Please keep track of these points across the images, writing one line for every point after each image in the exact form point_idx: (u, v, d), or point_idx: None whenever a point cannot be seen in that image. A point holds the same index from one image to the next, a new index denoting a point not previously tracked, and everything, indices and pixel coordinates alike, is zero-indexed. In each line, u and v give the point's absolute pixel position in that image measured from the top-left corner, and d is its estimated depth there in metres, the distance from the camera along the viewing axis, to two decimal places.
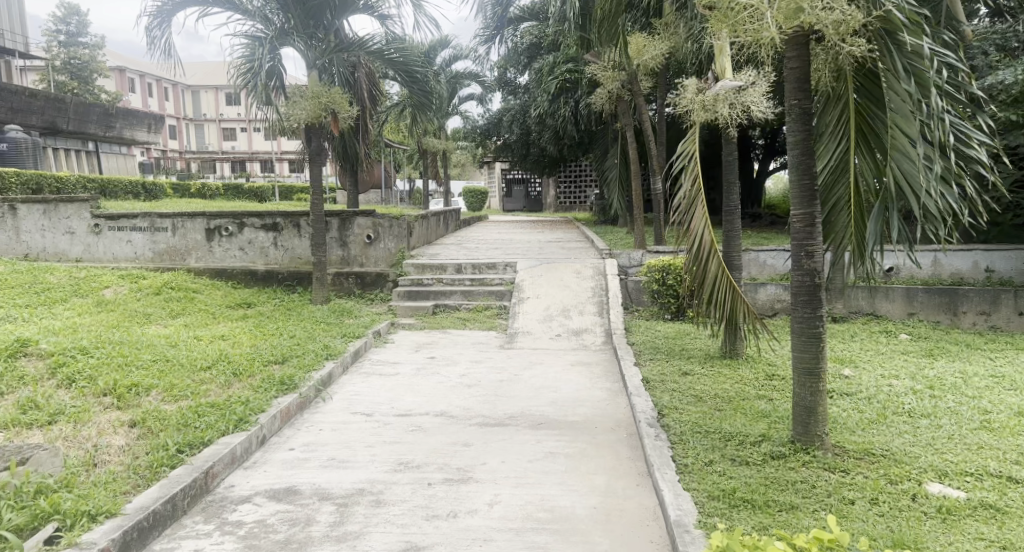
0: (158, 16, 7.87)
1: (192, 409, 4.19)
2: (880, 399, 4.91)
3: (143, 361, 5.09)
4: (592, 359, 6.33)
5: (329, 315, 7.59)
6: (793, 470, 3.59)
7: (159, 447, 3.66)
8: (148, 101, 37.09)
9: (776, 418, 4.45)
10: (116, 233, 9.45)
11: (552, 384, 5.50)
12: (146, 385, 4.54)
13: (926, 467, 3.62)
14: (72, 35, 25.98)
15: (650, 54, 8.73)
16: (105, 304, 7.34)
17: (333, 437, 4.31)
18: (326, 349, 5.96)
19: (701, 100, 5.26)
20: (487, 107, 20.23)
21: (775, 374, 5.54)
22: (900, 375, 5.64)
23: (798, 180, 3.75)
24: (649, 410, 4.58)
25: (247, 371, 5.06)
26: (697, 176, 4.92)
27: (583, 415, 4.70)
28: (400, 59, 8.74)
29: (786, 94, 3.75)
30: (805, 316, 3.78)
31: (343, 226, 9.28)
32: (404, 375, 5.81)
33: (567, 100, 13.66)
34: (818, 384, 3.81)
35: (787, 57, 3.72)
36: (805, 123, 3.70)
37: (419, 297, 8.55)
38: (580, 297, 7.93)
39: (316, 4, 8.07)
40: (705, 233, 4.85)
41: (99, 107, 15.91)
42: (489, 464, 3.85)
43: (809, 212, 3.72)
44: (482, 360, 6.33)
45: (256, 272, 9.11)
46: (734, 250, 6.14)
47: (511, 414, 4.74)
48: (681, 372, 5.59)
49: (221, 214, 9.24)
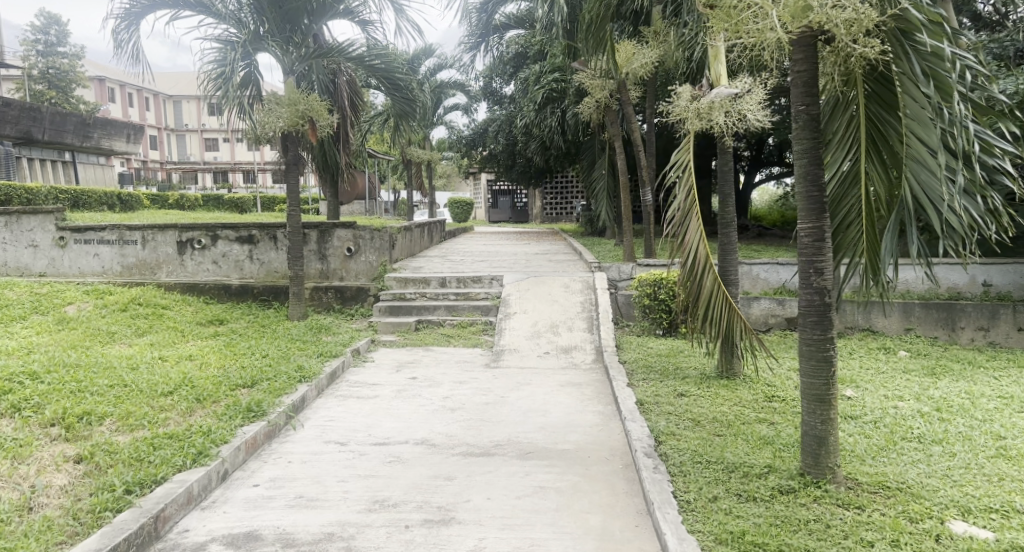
0: (126, 18, 7.52)
1: (146, 441, 3.85)
2: (887, 423, 4.63)
3: (99, 386, 4.72)
4: (583, 379, 6.01)
5: (305, 332, 7.22)
6: (804, 507, 3.29)
7: (104, 488, 3.32)
8: (128, 111, 36.49)
9: (781, 446, 4.16)
10: (82, 247, 9.04)
11: (541, 408, 5.16)
12: (99, 413, 4.19)
13: (947, 503, 3.32)
14: (52, 44, 25.46)
15: (639, 62, 8.47)
16: (68, 321, 6.94)
17: (302, 470, 3.96)
18: (300, 371, 5.59)
19: (696, 108, 5.01)
20: (473, 117, 19.97)
21: (775, 396, 5.25)
22: (904, 395, 5.36)
23: (806, 192, 3.47)
24: (645, 437, 4.26)
25: (211, 397, 4.70)
26: (692, 187, 4.66)
27: (575, 443, 4.38)
28: (381, 65, 8.45)
29: (792, 99, 3.47)
30: (814, 338, 3.49)
31: (322, 239, 8.93)
32: (383, 397, 5.46)
33: (553, 110, 13.05)
34: (828, 412, 3.52)
35: (794, 59, 3.44)
36: (814, 130, 3.42)
37: (401, 313, 8.21)
38: (569, 312, 7.62)
39: (292, 8, 7.77)
40: (700, 246, 4.58)
41: (75, 116, 15.45)
42: (473, 502, 3.52)
43: (819, 227, 3.44)
44: (466, 381, 5.99)
45: (230, 286, 8.73)
46: (732, 264, 5.83)
47: (497, 442, 4.40)
48: (676, 394, 5.30)
49: (194, 226, 8.85)
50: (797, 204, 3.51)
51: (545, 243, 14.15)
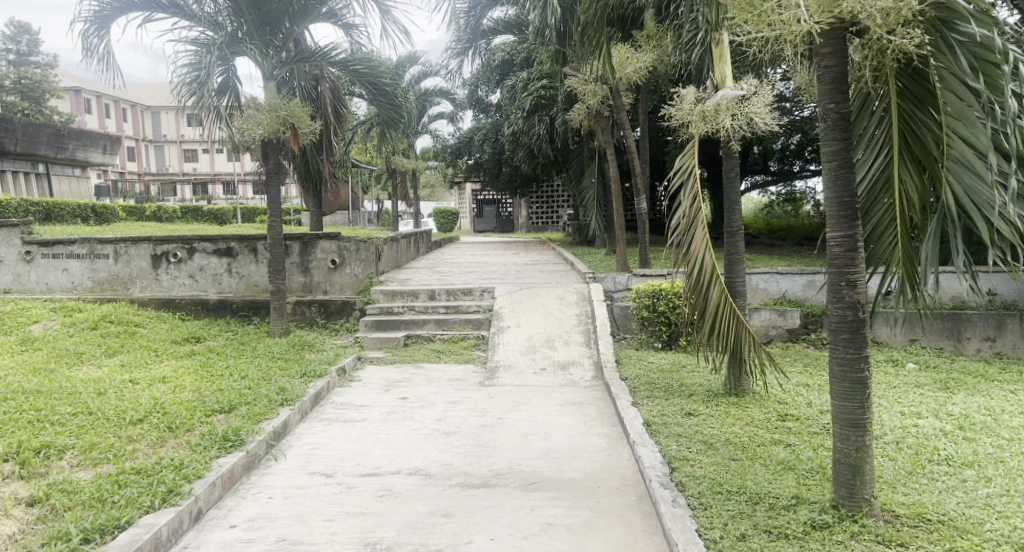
0: (95, 21, 7.13)
1: (110, 479, 3.48)
2: (909, 444, 4.35)
3: (60, 415, 4.34)
4: (583, 398, 5.68)
5: (287, 349, 6.84)
6: (842, 546, 2.99)
7: (58, 537, 2.94)
8: (104, 122, 35.80)
9: (805, 472, 3.85)
10: (50, 261, 8.59)
11: (541, 430, 4.82)
12: (58, 446, 3.83)
13: (997, 538, 3.03)
14: (23, 54, 24.86)
15: (633, 67, 8.24)
16: (32, 342, 6.53)
17: (285, 508, 3.60)
18: (281, 393, 5.20)
19: (700, 111, 4.80)
20: (458, 125, 19.66)
21: (788, 414, 4.95)
22: (922, 412, 5.08)
23: (835, 198, 3.18)
24: (657, 464, 3.94)
25: (184, 425, 4.31)
26: (698, 193, 4.41)
27: (582, 471, 4.05)
28: (365, 71, 8.11)
29: (819, 97, 3.19)
30: (847, 357, 3.19)
31: (305, 251, 8.55)
32: (371, 421, 5.10)
33: (541, 118, 12.72)
34: (864, 438, 3.21)
35: (821, 53, 3.14)
36: (845, 130, 3.13)
37: (389, 328, 7.83)
38: (565, 326, 7.30)
39: (273, 9, 7.40)
40: (706, 256, 4.33)
41: (49, 127, 14.92)
42: (475, 543, 3.18)
43: (850, 234, 3.15)
44: (460, 401, 5.64)
45: (208, 302, 8.33)
46: (738, 276, 5.50)
47: (497, 471, 4.06)
48: (684, 413, 4.98)
49: (169, 239, 8.44)
50: (825, 211, 3.23)
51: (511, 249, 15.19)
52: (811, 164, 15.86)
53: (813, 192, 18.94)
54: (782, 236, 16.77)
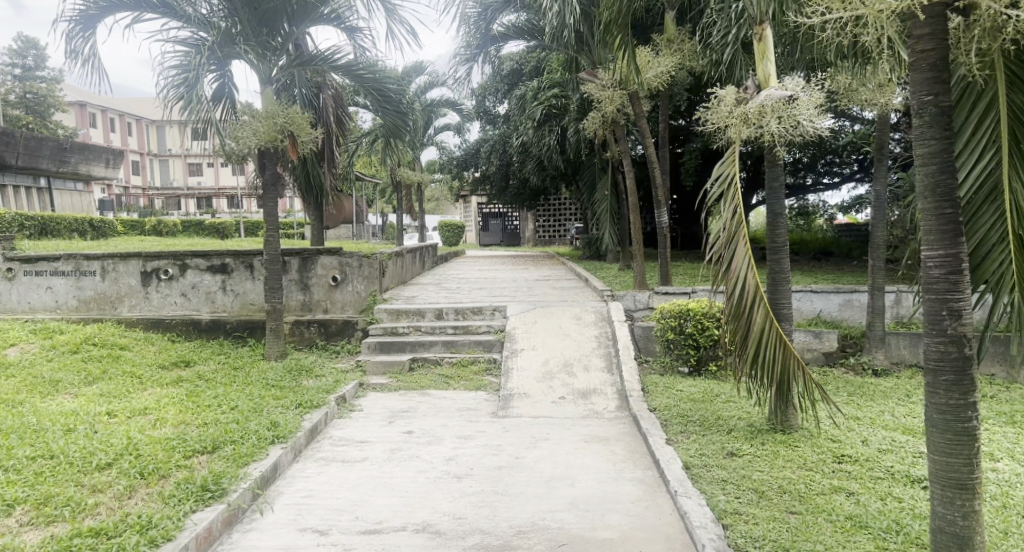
0: (80, 22, 6.65)
1: (61, 545, 2.93)
2: (995, 494, 3.75)
3: (17, 460, 3.81)
4: (610, 433, 5.10)
5: (283, 376, 6.28)
6: None
7: None
8: (110, 136, 35.55)
9: (882, 531, 3.27)
10: (33, 279, 8.08)
11: (566, 474, 4.25)
12: (8, 500, 3.30)
13: None
14: (30, 68, 24.49)
15: (655, 70, 7.36)
16: (7, 368, 6.02)
17: None
18: (273, 430, 4.62)
19: (742, 112, 4.32)
20: (465, 137, 19.17)
21: (845, 455, 4.36)
22: (996, 453, 4.47)
23: (933, 209, 2.60)
24: (707, 521, 3.38)
25: (158, 471, 3.74)
26: (740, 204, 3.81)
27: (617, 529, 3.48)
28: (370, 76, 7.58)
29: (912, 88, 2.61)
30: (950, 405, 2.62)
31: (304, 266, 8.01)
32: (374, 461, 4.53)
33: (551, 128, 12.16)
34: (972, 503, 2.65)
35: (916, 33, 2.57)
36: (947, 126, 2.55)
37: (394, 349, 7.27)
38: (584, 349, 6.74)
39: (270, 8, 6.85)
40: (749, 274, 3.76)
41: (51, 139, 14.44)
42: None
43: (954, 254, 2.56)
44: (472, 435, 5.07)
45: (199, 322, 7.79)
46: (784, 296, 4.89)
47: (519, 528, 3.48)
48: (727, 453, 4.40)
49: (159, 254, 7.91)
50: (920, 225, 2.64)
51: (522, 258, 16.62)
52: (824, 177, 15.35)
53: (825, 205, 18.55)
54: (796, 251, 16.20)
